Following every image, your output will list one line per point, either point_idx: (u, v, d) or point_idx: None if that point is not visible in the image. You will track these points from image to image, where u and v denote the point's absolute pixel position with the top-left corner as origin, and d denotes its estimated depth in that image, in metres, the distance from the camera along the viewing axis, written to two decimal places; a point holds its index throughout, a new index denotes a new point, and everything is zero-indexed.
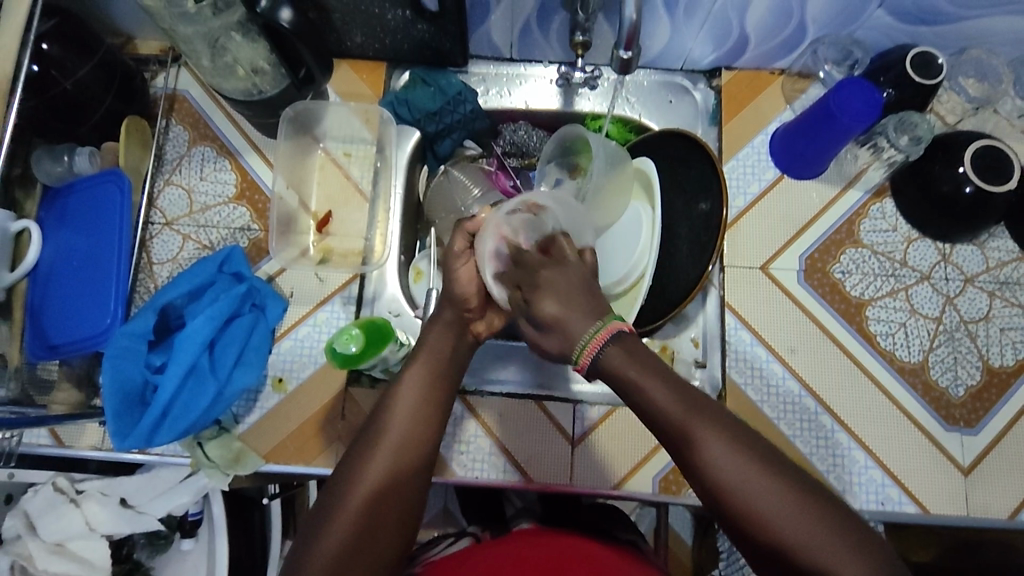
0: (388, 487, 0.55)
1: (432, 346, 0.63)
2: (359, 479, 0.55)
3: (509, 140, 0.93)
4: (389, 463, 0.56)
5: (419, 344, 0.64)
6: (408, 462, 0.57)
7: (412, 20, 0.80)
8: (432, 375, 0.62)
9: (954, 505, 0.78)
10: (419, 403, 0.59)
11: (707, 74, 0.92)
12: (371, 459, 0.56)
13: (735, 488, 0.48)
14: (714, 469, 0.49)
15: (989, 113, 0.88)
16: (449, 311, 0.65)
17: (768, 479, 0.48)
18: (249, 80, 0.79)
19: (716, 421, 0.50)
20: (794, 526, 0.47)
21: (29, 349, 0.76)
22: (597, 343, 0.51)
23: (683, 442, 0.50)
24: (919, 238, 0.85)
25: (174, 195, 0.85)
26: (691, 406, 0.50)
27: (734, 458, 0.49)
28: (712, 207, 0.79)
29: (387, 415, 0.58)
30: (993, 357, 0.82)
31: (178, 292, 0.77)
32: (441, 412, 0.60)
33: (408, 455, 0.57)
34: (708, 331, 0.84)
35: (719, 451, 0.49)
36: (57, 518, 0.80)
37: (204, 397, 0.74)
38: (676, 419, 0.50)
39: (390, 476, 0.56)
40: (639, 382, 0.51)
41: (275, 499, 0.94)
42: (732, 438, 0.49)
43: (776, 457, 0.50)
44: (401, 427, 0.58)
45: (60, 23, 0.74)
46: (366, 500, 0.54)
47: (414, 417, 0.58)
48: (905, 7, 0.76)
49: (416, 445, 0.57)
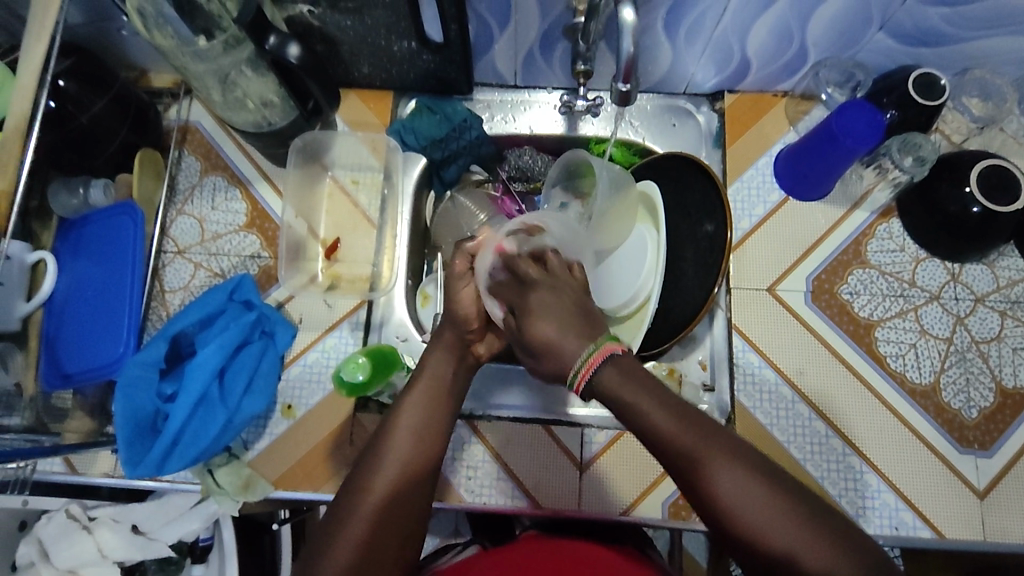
0: (389, 514, 0.55)
1: (432, 372, 0.64)
2: (360, 505, 0.55)
3: (515, 165, 0.94)
4: (389, 488, 0.56)
5: (418, 370, 0.65)
6: (411, 487, 0.57)
7: (418, 51, 0.82)
8: (435, 398, 0.62)
9: (971, 530, 0.76)
10: (422, 426, 0.60)
11: (710, 97, 0.92)
12: (372, 487, 0.56)
13: (742, 513, 0.48)
14: (720, 495, 0.48)
15: (995, 132, 0.87)
16: (450, 331, 0.66)
17: (775, 503, 0.48)
18: (259, 113, 0.80)
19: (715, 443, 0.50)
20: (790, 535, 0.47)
21: (44, 378, 0.77)
22: (596, 361, 0.52)
23: (688, 468, 0.50)
24: (927, 258, 0.85)
25: (186, 224, 0.87)
26: (696, 432, 0.50)
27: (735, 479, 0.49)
28: (717, 229, 0.79)
29: (387, 438, 0.59)
30: (1006, 378, 0.81)
31: (190, 321, 0.78)
32: (443, 437, 0.60)
33: (410, 482, 0.57)
34: (715, 353, 0.84)
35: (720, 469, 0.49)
36: (68, 545, 0.80)
37: (214, 426, 0.75)
38: (682, 446, 0.50)
39: (392, 502, 0.56)
40: (642, 408, 0.51)
41: (286, 525, 0.97)
42: (737, 463, 0.49)
43: (782, 482, 0.49)
44: (402, 448, 0.58)
45: (76, 61, 0.77)
46: (369, 527, 0.55)
47: (416, 443, 0.59)
48: (905, 30, 0.76)
49: (419, 470, 0.58)
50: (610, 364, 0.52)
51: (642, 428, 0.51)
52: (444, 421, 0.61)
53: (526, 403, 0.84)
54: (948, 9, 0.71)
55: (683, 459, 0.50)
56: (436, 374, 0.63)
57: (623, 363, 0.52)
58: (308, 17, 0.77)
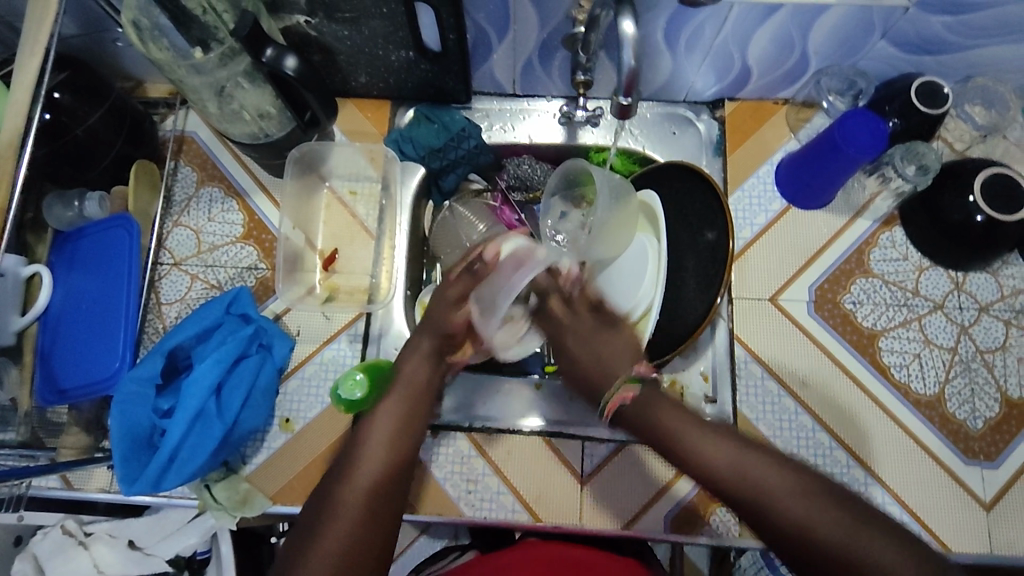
0: (367, 516, 0.59)
1: (411, 375, 0.69)
2: (339, 511, 0.59)
3: (514, 174, 0.93)
4: (365, 492, 0.60)
5: (397, 372, 0.70)
6: (385, 492, 0.61)
7: (416, 60, 0.81)
8: (406, 409, 0.67)
9: (978, 543, 0.75)
10: (393, 437, 0.64)
11: (710, 105, 0.91)
12: (347, 495, 0.60)
13: (773, 498, 0.54)
14: (745, 486, 0.56)
15: (998, 138, 0.86)
16: (431, 341, 0.72)
17: (794, 486, 0.55)
18: (256, 124, 0.80)
19: (705, 428, 0.60)
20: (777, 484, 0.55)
21: (40, 394, 0.76)
22: (616, 399, 0.66)
23: (692, 456, 0.59)
24: (930, 267, 0.84)
25: (183, 235, 0.86)
26: (705, 430, 0.60)
27: (718, 448, 0.58)
28: (719, 238, 0.79)
29: (363, 441, 0.64)
30: (1011, 389, 0.80)
31: (186, 335, 0.77)
32: (412, 444, 0.65)
33: (385, 488, 0.61)
34: (718, 365, 0.82)
35: (707, 445, 0.59)
36: (65, 560, 0.80)
37: (211, 441, 0.73)
38: (674, 431, 0.61)
39: (367, 507, 0.59)
40: (665, 423, 0.62)
41: (284, 538, 0.96)
42: (739, 451, 0.58)
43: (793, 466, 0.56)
44: (374, 458, 0.62)
45: (72, 74, 0.76)
46: (349, 531, 0.58)
47: (387, 454, 0.63)
48: (907, 38, 0.76)
49: (389, 475, 0.62)
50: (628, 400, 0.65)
51: (669, 440, 0.61)
52: (414, 428, 0.66)
53: (533, 409, 0.83)
54: (951, 17, 0.71)
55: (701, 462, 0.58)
56: (412, 383, 0.69)
57: (643, 397, 0.65)
58: (304, 28, 0.77)
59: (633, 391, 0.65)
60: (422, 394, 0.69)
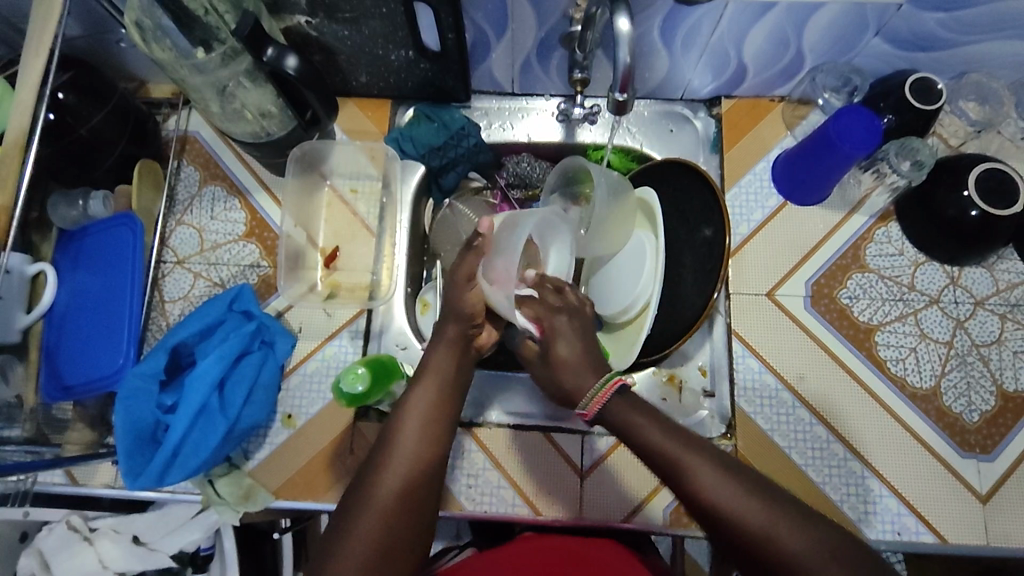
0: (395, 519, 0.57)
1: (436, 366, 0.66)
2: (366, 514, 0.56)
3: (513, 172, 0.93)
4: (395, 493, 0.57)
5: (423, 363, 0.67)
6: (416, 493, 0.58)
7: (415, 60, 0.82)
8: (439, 398, 0.64)
9: (974, 535, 0.76)
10: (424, 434, 0.61)
11: (707, 103, 0.92)
12: (375, 496, 0.57)
13: (772, 539, 0.52)
14: (736, 518, 0.53)
15: (992, 134, 0.87)
16: (455, 328, 0.67)
17: (786, 517, 0.52)
18: (257, 123, 0.80)
19: (703, 454, 0.56)
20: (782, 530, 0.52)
21: (45, 391, 0.78)
22: (605, 392, 0.62)
23: (688, 486, 0.55)
24: (927, 262, 0.85)
25: (186, 234, 0.87)
26: (690, 448, 0.57)
27: (716, 481, 0.54)
28: (716, 234, 0.80)
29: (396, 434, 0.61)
30: (1007, 382, 0.81)
31: (189, 332, 0.78)
32: (444, 440, 0.62)
33: (417, 489, 0.58)
34: (715, 359, 0.84)
35: (705, 476, 0.55)
36: (70, 556, 0.81)
37: (214, 436, 0.74)
38: (671, 457, 0.57)
39: (396, 511, 0.57)
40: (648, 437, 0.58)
41: (287, 533, 0.95)
42: (727, 477, 0.55)
43: (780, 496, 0.54)
44: (406, 457, 0.59)
45: (75, 74, 0.77)
46: (374, 537, 0.56)
47: (418, 453, 0.60)
48: (901, 35, 0.76)
49: (421, 475, 0.59)
50: (619, 394, 0.62)
51: (663, 460, 0.57)
52: (447, 422, 0.63)
53: (535, 404, 0.84)
54: (944, 14, 0.71)
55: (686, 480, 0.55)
56: (445, 373, 0.65)
57: (624, 401, 0.61)
58: (305, 28, 0.78)
59: (620, 383, 0.62)
60: (454, 384, 0.66)
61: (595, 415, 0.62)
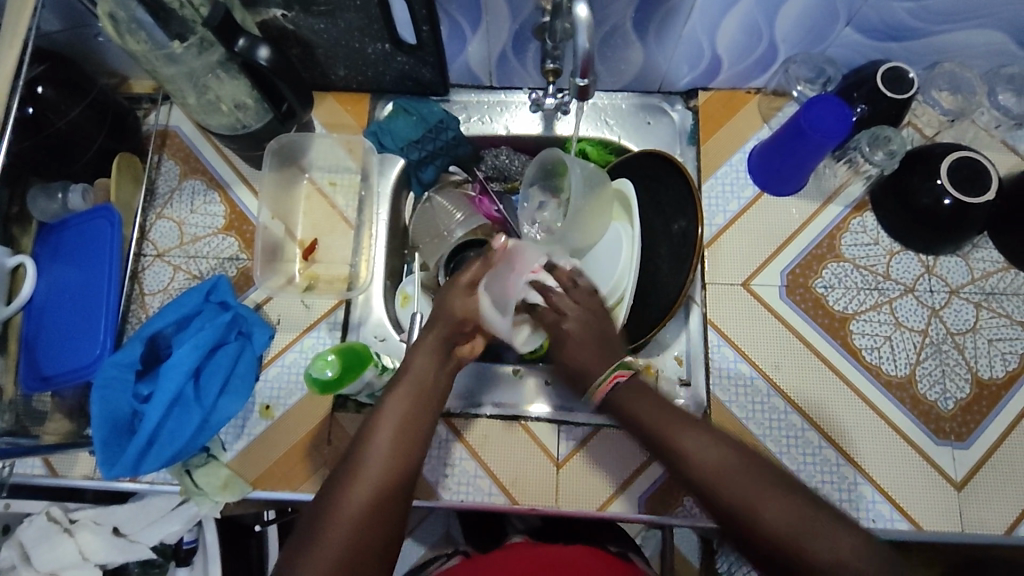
0: (363, 531, 0.56)
1: (418, 369, 0.66)
2: (334, 525, 0.55)
3: (492, 165, 0.94)
4: (362, 506, 0.56)
5: (405, 367, 0.66)
6: (388, 498, 0.58)
7: (392, 53, 0.83)
8: (409, 410, 0.63)
9: (949, 521, 0.76)
10: (401, 435, 0.61)
11: (684, 95, 0.93)
12: (343, 508, 0.56)
13: (740, 500, 0.55)
14: (713, 479, 0.56)
15: (967, 124, 0.88)
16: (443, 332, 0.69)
17: (753, 482, 0.55)
18: (233, 116, 0.81)
19: (693, 427, 0.59)
20: (747, 490, 0.55)
21: (23, 382, 0.78)
22: (609, 384, 0.65)
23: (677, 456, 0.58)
24: (902, 251, 0.85)
25: (166, 227, 0.88)
26: (681, 423, 0.60)
27: (703, 448, 0.58)
28: (688, 225, 0.80)
29: (373, 436, 0.61)
30: (982, 369, 0.81)
31: (166, 322, 0.79)
32: (419, 443, 0.62)
33: (386, 503, 0.57)
34: (691, 349, 0.84)
35: (692, 444, 0.58)
36: (50, 547, 0.81)
37: (190, 425, 0.75)
38: (660, 428, 0.60)
39: (371, 511, 0.56)
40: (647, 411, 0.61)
41: (271, 525, 0.95)
42: (709, 440, 0.58)
43: (757, 461, 0.57)
44: (375, 468, 0.59)
45: (51, 67, 0.78)
46: (349, 537, 0.55)
47: (388, 466, 0.59)
48: (872, 24, 0.77)
49: (397, 479, 0.59)
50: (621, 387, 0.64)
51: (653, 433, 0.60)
52: (419, 433, 0.62)
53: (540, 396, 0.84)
54: (913, 3, 0.72)
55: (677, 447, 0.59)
56: (422, 378, 0.65)
57: (630, 384, 0.64)
58: (281, 22, 0.78)
59: (625, 375, 0.65)
60: (430, 394, 0.65)
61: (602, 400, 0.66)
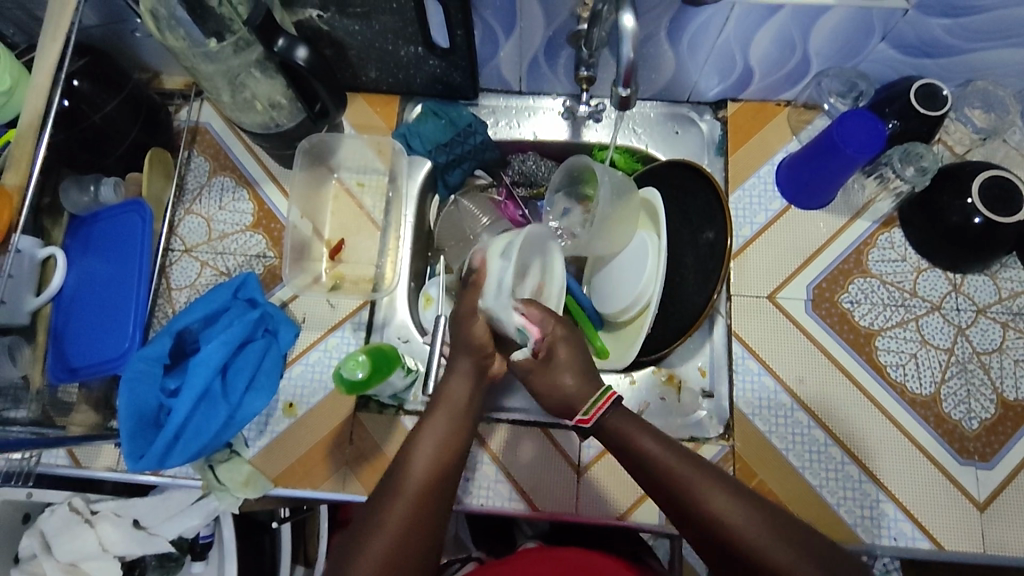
0: (408, 534, 0.58)
1: (453, 388, 0.68)
2: (382, 529, 0.58)
3: (518, 170, 0.94)
4: (408, 510, 0.59)
5: (441, 386, 0.69)
6: (429, 504, 0.61)
7: (424, 56, 0.83)
8: (448, 432, 0.66)
9: (971, 542, 0.76)
10: (443, 443, 0.65)
11: (713, 106, 0.93)
12: (379, 533, 0.58)
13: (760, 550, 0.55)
14: (735, 530, 0.56)
15: (998, 143, 0.88)
16: (467, 360, 0.70)
17: (773, 536, 0.56)
18: (267, 114, 0.82)
19: (719, 480, 0.60)
20: (768, 543, 0.56)
21: (51, 372, 0.79)
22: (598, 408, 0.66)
23: (698, 508, 0.58)
24: (929, 268, 0.85)
25: (194, 223, 0.88)
26: (703, 476, 0.60)
27: (725, 503, 0.58)
28: (718, 236, 0.80)
29: (416, 441, 0.65)
30: (1007, 390, 0.81)
31: (194, 318, 0.79)
32: (460, 453, 0.65)
33: (418, 525, 0.59)
34: (715, 360, 0.84)
35: (717, 500, 0.58)
36: (72, 538, 0.81)
37: (215, 421, 0.75)
38: (681, 480, 0.60)
39: (416, 512, 0.59)
40: (708, 501, 0.58)
41: (286, 523, 0.94)
42: (734, 498, 0.58)
43: (782, 520, 0.57)
44: (420, 473, 0.62)
45: (90, 61, 0.78)
46: (395, 538, 0.58)
47: (423, 490, 0.61)
48: (907, 41, 0.77)
49: (439, 483, 0.62)
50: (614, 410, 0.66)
51: (669, 482, 0.61)
52: (461, 440, 0.66)
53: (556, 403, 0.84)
54: (950, 20, 0.72)
55: (694, 501, 0.59)
56: (461, 395, 0.68)
57: (627, 420, 0.65)
58: (317, 22, 0.79)
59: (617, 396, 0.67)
60: (467, 405, 0.68)
61: (594, 422, 0.66)
